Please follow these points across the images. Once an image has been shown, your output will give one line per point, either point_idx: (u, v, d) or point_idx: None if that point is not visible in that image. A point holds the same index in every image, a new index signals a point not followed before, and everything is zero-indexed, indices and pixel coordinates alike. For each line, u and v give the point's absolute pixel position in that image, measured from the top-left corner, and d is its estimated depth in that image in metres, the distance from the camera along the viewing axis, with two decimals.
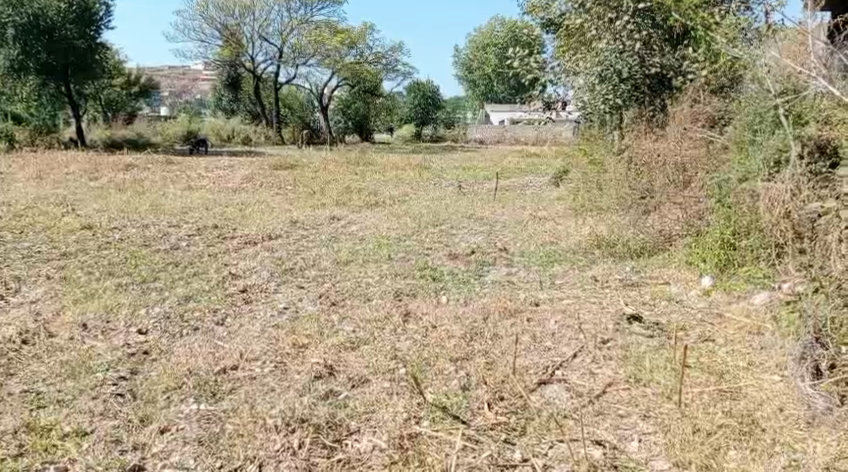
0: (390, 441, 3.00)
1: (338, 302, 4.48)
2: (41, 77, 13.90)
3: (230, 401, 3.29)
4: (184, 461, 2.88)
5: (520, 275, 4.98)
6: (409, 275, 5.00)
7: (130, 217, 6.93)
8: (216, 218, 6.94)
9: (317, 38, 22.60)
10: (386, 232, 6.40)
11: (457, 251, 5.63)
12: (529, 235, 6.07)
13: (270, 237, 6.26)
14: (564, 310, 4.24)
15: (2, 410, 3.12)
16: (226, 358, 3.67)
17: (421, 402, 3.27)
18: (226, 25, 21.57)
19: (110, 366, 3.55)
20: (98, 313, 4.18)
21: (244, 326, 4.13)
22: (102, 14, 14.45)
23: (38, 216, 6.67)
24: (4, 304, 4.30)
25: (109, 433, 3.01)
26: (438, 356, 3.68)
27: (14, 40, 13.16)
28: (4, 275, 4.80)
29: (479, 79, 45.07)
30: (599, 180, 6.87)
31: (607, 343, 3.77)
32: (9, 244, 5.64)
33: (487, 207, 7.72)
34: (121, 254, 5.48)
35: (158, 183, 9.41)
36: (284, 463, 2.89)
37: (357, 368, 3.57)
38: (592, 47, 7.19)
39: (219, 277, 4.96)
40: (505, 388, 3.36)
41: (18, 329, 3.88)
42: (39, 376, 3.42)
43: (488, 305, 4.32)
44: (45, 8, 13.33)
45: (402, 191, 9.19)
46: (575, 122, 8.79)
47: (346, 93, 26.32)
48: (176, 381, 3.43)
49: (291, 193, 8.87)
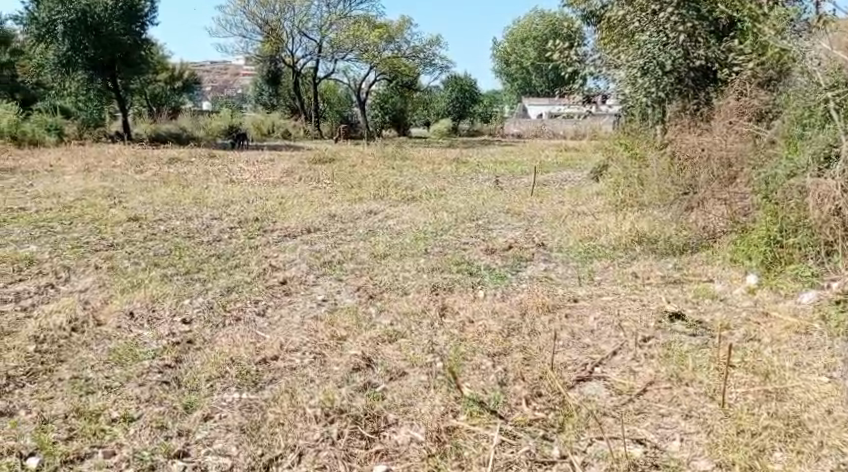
0: (427, 434, 3.02)
1: (376, 295, 4.51)
2: (88, 72, 14.23)
3: (270, 390, 3.34)
4: (227, 448, 2.93)
5: (558, 271, 4.94)
6: (445, 269, 5.00)
7: (174, 209, 7.06)
8: (256, 211, 7.04)
9: (354, 33, 22.51)
10: (423, 226, 6.40)
11: (495, 245, 5.61)
12: (568, 230, 6.01)
13: (309, 230, 6.33)
14: (604, 306, 4.20)
15: (53, 395, 3.22)
16: (267, 348, 3.73)
17: (459, 396, 3.27)
18: (268, 20, 21.80)
19: (156, 354, 3.63)
20: (144, 302, 4.28)
21: (284, 317, 4.19)
22: (147, 11, 14.69)
23: (87, 208, 6.85)
24: (55, 292, 4.43)
25: (154, 419, 3.08)
26: (475, 351, 3.68)
27: (63, 36, 13.59)
28: (54, 264, 4.94)
29: (516, 73, 44.75)
30: (640, 175, 6.81)
31: (648, 342, 3.71)
32: (59, 234, 5.80)
33: (525, 202, 7.66)
34: (166, 246, 5.60)
35: (200, 177, 9.58)
36: (323, 452, 2.93)
37: (395, 361, 3.60)
38: (634, 40, 7.04)
39: (260, 269, 5.03)
40: (543, 384, 3.34)
41: (68, 317, 3.99)
42: (88, 363, 3.51)
43: (526, 300, 4.30)
44: (93, 5, 13.68)
45: (439, 186, 9.19)
46: (616, 116, 8.69)
47: (383, 88, 26.35)
48: (219, 370, 3.50)
49: (329, 187, 8.95)
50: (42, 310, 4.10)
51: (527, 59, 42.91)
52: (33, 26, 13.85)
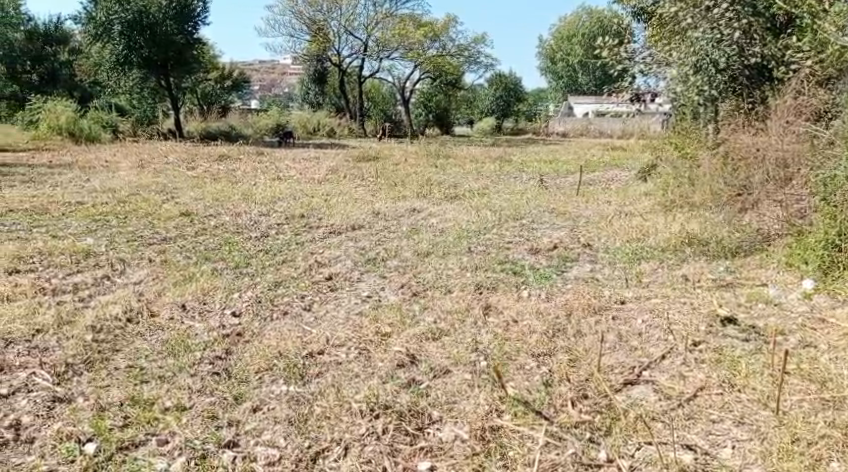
0: (471, 433, 3.01)
1: (420, 293, 4.52)
2: (143, 71, 14.60)
3: (317, 384, 3.38)
4: (275, 439, 2.98)
5: (605, 272, 4.87)
6: (489, 268, 4.98)
7: (224, 205, 7.18)
8: (301, 208, 7.12)
9: (400, 32, 22.71)
10: (467, 225, 6.39)
11: (539, 245, 5.56)
12: (615, 230, 5.92)
13: (354, 227, 6.37)
14: (652, 309, 4.13)
15: (109, 383, 3.31)
16: (313, 342, 3.77)
17: (503, 396, 3.25)
18: (315, 19, 21.99)
19: (207, 346, 3.71)
20: (195, 295, 4.37)
21: (330, 312, 4.23)
22: (200, 11, 14.95)
23: (140, 203, 7.03)
24: (110, 284, 4.55)
25: (206, 409, 3.15)
26: (519, 351, 3.65)
27: (120, 35, 14.00)
28: (110, 257, 5.08)
29: (561, 72, 44.07)
30: (691, 175, 6.70)
31: (698, 346, 3.64)
32: (115, 228, 5.96)
33: (571, 201, 7.58)
34: (216, 240, 5.70)
35: (248, 174, 9.73)
36: (369, 447, 2.95)
37: (439, 359, 3.59)
38: (687, 36, 6.80)
39: (306, 265, 5.09)
40: (589, 386, 3.30)
41: (124, 307, 4.10)
42: (143, 353, 3.60)
43: (571, 301, 4.26)
44: (148, 5, 14.01)
45: (482, 184, 9.16)
46: (665, 114, 8.52)
47: (427, 87, 26.38)
48: (267, 362, 3.55)
49: (372, 185, 8.99)
50: (99, 301, 4.22)
51: (574, 57, 42.43)
52: (92, 26, 14.27)
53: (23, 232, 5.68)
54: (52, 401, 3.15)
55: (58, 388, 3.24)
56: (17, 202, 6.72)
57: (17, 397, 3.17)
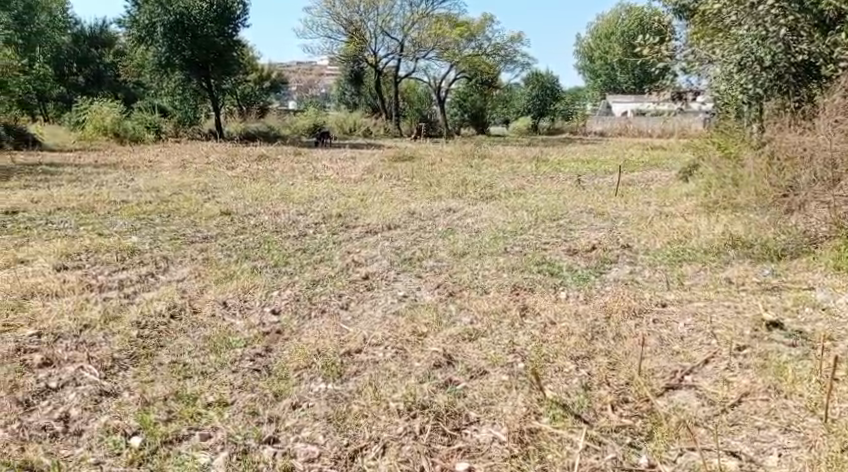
0: (509, 435, 2.99)
1: (456, 293, 4.51)
2: (184, 72, 14.89)
3: (354, 382, 3.40)
4: (314, 436, 3.01)
5: (644, 274, 4.79)
6: (526, 269, 4.94)
7: (263, 204, 7.28)
8: (338, 208, 7.17)
9: (436, 32, 22.69)
10: (503, 225, 6.36)
11: (577, 245, 5.51)
12: (656, 231, 5.83)
13: (390, 227, 6.39)
14: (695, 312, 4.05)
15: (154, 378, 3.37)
16: (350, 341, 3.78)
17: (541, 398, 3.22)
18: (352, 20, 22.10)
19: (248, 343, 3.75)
20: (236, 293, 4.43)
21: (366, 311, 4.24)
22: (239, 13, 15.13)
23: (182, 202, 7.17)
24: (154, 281, 4.64)
25: (247, 405, 3.19)
26: (557, 353, 3.61)
27: (162, 37, 14.27)
28: (153, 254, 5.18)
29: (599, 69, 44.12)
30: (735, 176, 6.67)
31: (742, 350, 3.56)
32: (158, 226, 6.08)
33: (610, 202, 7.49)
34: (256, 239, 5.77)
35: (286, 173, 9.84)
36: (406, 446, 2.95)
37: (476, 359, 3.58)
38: (730, 33, 6.62)
39: (342, 264, 5.11)
40: (629, 390, 3.26)
41: (168, 304, 4.18)
42: (186, 349, 3.66)
43: (610, 304, 4.19)
44: (189, 7, 14.23)
45: (519, 184, 9.11)
46: (707, 112, 8.32)
47: (463, 86, 26.32)
48: (306, 360, 3.57)
49: (408, 184, 9.02)
50: (143, 298, 4.30)
51: (612, 55, 41.98)
52: (135, 29, 14.61)
53: (71, 229, 5.83)
54: (99, 395, 3.22)
55: (105, 382, 3.31)
56: (65, 201, 6.90)
57: (66, 390, 3.25)
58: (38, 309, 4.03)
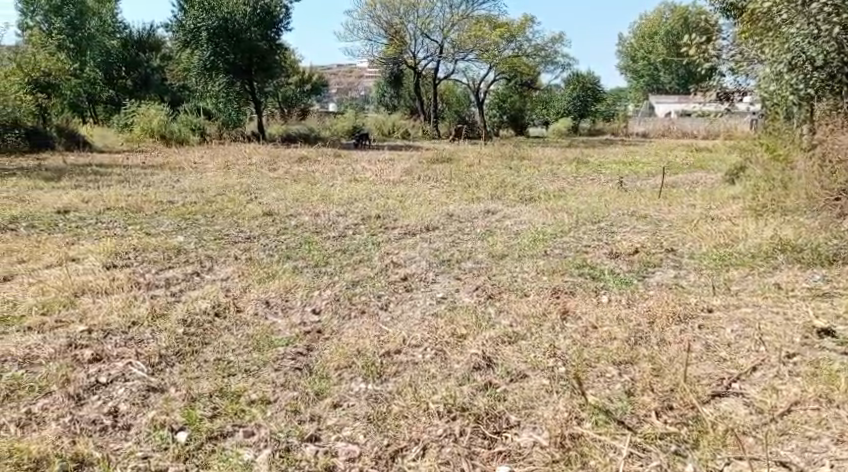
0: (551, 440, 2.97)
1: (495, 296, 4.48)
2: (228, 76, 15.15)
3: (394, 383, 3.41)
4: (354, 436, 3.02)
5: (689, 279, 4.70)
6: (566, 272, 4.89)
7: (303, 205, 7.37)
8: (378, 209, 7.20)
9: (476, 33, 22.67)
10: (542, 227, 6.31)
11: (619, 249, 5.44)
12: (702, 234, 5.72)
13: (428, 228, 6.40)
14: (742, 319, 3.96)
15: (199, 375, 3.43)
16: (390, 342, 3.80)
17: (583, 403, 3.18)
18: (392, 23, 22.11)
19: (289, 341, 3.80)
20: (278, 292, 4.49)
21: (405, 312, 4.25)
22: (282, 17, 15.28)
23: (226, 203, 7.28)
24: (199, 280, 4.72)
25: (289, 403, 3.22)
26: (599, 357, 3.57)
27: (207, 42, 14.57)
28: (198, 254, 5.27)
29: (642, 70, 43.65)
30: (785, 180, 6.55)
31: (792, 358, 3.48)
32: (203, 226, 6.19)
33: (652, 204, 7.37)
34: (297, 240, 5.83)
35: (326, 174, 9.93)
36: (446, 448, 2.95)
37: (516, 363, 3.55)
38: (781, 32, 6.12)
39: (381, 265, 5.14)
40: (674, 397, 3.20)
41: (212, 303, 4.25)
42: (230, 347, 3.72)
43: (654, 308, 4.12)
44: (234, 12, 14.46)
45: (559, 186, 9.05)
46: (755, 113, 8.11)
47: (502, 87, 26.30)
48: (346, 360, 3.60)
49: (446, 186, 9.02)
50: (189, 296, 4.38)
51: (655, 55, 41.40)
52: (181, 33, 14.90)
53: (120, 228, 5.97)
54: (147, 391, 3.28)
55: (152, 378, 3.39)
56: (113, 201, 7.07)
57: (115, 385, 3.33)
58: (89, 306, 4.14)
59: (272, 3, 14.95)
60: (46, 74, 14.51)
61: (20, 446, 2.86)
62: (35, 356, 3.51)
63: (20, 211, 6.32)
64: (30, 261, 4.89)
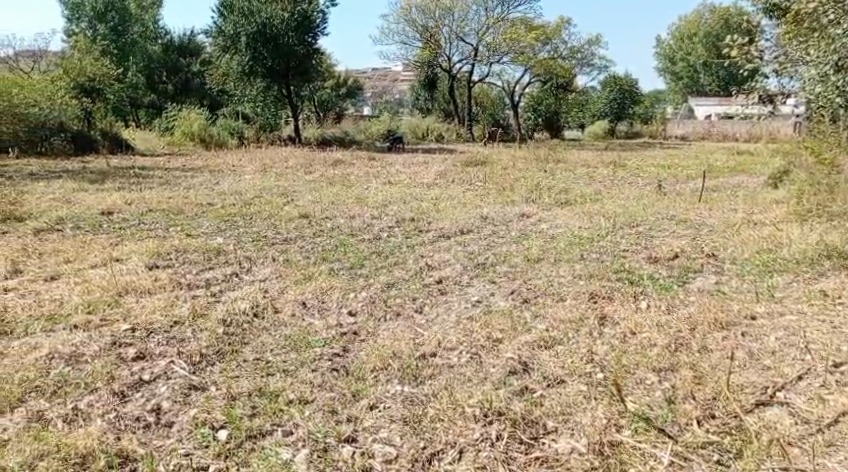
0: (589, 446, 2.94)
1: (531, 300, 4.45)
2: (266, 80, 15.35)
3: (430, 385, 3.41)
4: (391, 439, 3.03)
5: (732, 284, 4.62)
6: (604, 277, 4.84)
7: (339, 208, 7.43)
8: (412, 212, 7.22)
9: (511, 36, 22.50)
10: (580, 231, 6.25)
11: (659, 253, 5.36)
12: (745, 239, 5.62)
13: (463, 231, 6.39)
14: (787, 326, 3.87)
15: (239, 374, 3.48)
16: (425, 344, 3.80)
17: (623, 410, 3.15)
18: (427, 27, 22.16)
19: (326, 342, 3.83)
20: (314, 293, 4.53)
21: (441, 315, 4.25)
22: (319, 22, 15.39)
23: (263, 205, 7.38)
24: (238, 281, 4.79)
25: (327, 404, 3.24)
26: (638, 364, 3.52)
27: (246, 47, 14.76)
28: (238, 255, 5.36)
29: (682, 71, 42.98)
30: (831, 184, 6.37)
31: (840, 368, 3.39)
32: (242, 228, 6.29)
33: (692, 208, 7.26)
34: (333, 242, 5.89)
35: (362, 178, 9.98)
36: (483, 452, 2.94)
37: (553, 368, 3.53)
38: (826, 34, 5.91)
39: (416, 268, 5.14)
40: (717, 405, 3.15)
41: (251, 303, 4.30)
42: (268, 347, 3.76)
43: (696, 315, 4.05)
44: (272, 18, 14.62)
45: (596, 189, 8.95)
46: (799, 115, 7.86)
47: (537, 90, 26.07)
48: (383, 362, 3.61)
49: (480, 189, 9.00)
50: (229, 297, 4.45)
51: (695, 56, 40.71)
52: (221, 39, 15.14)
53: (163, 230, 6.10)
54: (188, 389, 3.34)
55: (194, 377, 3.44)
56: (155, 203, 7.23)
57: (157, 383, 3.39)
58: (132, 305, 4.22)
59: (310, 8, 15.08)
60: (91, 79, 14.98)
61: (68, 441, 2.92)
62: (81, 354, 3.60)
63: (67, 212, 6.50)
64: (76, 261, 5.01)
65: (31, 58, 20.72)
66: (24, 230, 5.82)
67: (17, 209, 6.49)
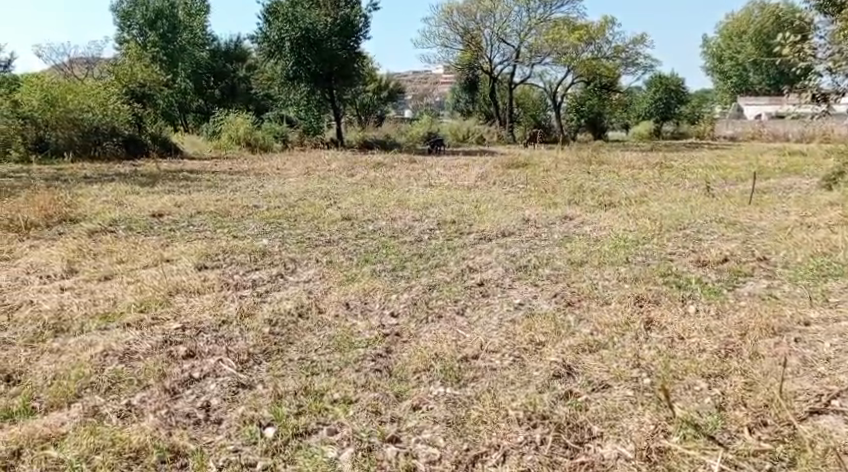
0: (636, 452, 2.91)
1: (575, 303, 4.41)
2: (310, 85, 15.54)
3: (473, 388, 3.40)
4: (435, 439, 3.04)
5: (784, 289, 4.50)
6: (650, 281, 4.76)
7: (381, 210, 7.47)
8: (453, 214, 7.21)
9: (554, 36, 22.25)
10: (624, 234, 6.17)
11: (707, 257, 5.24)
12: (798, 243, 5.47)
13: (504, 233, 6.37)
14: (842, 333, 3.75)
15: (284, 373, 3.53)
16: (468, 347, 3.80)
17: (670, 416, 3.10)
18: (468, 29, 22.22)
19: (368, 344, 3.85)
20: (357, 295, 4.57)
21: (482, 318, 4.24)
22: (361, 25, 15.54)
23: (307, 207, 7.48)
24: (283, 281, 4.86)
25: (370, 403, 3.27)
26: (686, 370, 3.45)
27: (290, 52, 14.95)
28: (282, 256, 5.44)
29: (730, 70, 42.11)
30: None
31: None
32: (286, 230, 6.38)
33: (742, 210, 7.09)
34: (375, 244, 5.92)
35: (403, 180, 10.02)
36: (527, 456, 2.93)
37: (598, 372, 3.48)
38: None
39: (458, 270, 5.14)
40: (768, 413, 3.08)
41: (296, 303, 4.36)
42: (312, 347, 3.81)
43: (746, 320, 3.95)
44: (315, 23, 14.81)
45: (640, 191, 8.82)
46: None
47: (579, 91, 25.63)
48: (425, 363, 3.62)
49: (522, 191, 8.96)
50: (275, 297, 4.52)
51: (744, 55, 39.83)
52: (266, 45, 15.36)
53: (210, 231, 6.24)
54: (237, 387, 3.41)
55: (241, 375, 3.51)
56: (204, 205, 7.39)
57: (207, 381, 3.46)
58: (182, 305, 4.32)
59: (353, 12, 15.24)
60: (142, 84, 15.36)
61: (122, 436, 3.01)
62: (134, 352, 3.70)
63: (119, 214, 6.69)
64: (129, 262, 5.15)
65: (85, 65, 21.38)
66: (80, 231, 6.01)
67: (72, 211, 6.70)
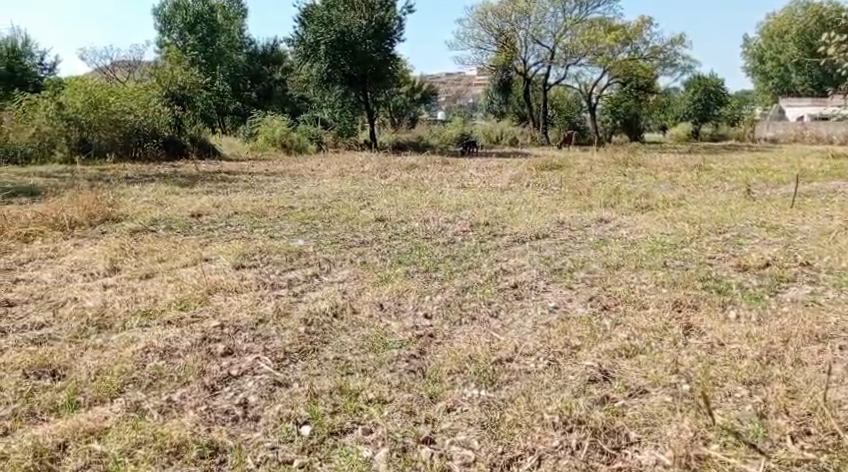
0: (675, 459, 2.85)
1: (611, 307, 4.36)
2: (344, 87, 15.66)
3: (507, 390, 3.39)
4: (469, 441, 3.03)
5: (828, 295, 4.39)
6: (689, 286, 4.68)
7: (414, 212, 7.48)
8: (487, 216, 7.20)
9: (590, 37, 22.05)
10: (662, 237, 6.08)
11: (748, 261, 5.14)
12: (842, 249, 5.33)
13: (538, 236, 6.33)
14: None
15: (319, 372, 3.56)
16: (502, 349, 3.78)
17: (710, 423, 3.04)
18: (503, 30, 22.18)
19: (402, 344, 3.86)
20: (391, 296, 4.58)
21: (517, 321, 4.22)
22: (395, 28, 15.62)
23: (341, 208, 7.52)
24: (318, 282, 4.90)
25: (405, 404, 3.28)
26: (725, 377, 3.39)
27: (325, 55, 15.08)
28: (317, 256, 5.49)
29: (771, 71, 41.27)
30: None
31: None
32: (321, 230, 6.44)
33: (783, 214, 6.94)
34: (408, 245, 5.93)
35: (436, 182, 10.02)
36: (563, 461, 2.90)
37: (635, 377, 3.44)
38: None
39: (491, 272, 5.13)
40: (812, 422, 3.01)
41: (331, 303, 4.40)
42: (347, 346, 3.84)
43: (788, 327, 3.86)
44: (350, 26, 14.96)
45: (678, 194, 8.68)
46: None
47: (615, 92, 25.51)
48: (459, 365, 3.62)
49: (556, 193, 8.89)
50: (310, 297, 4.56)
51: (787, 54, 38.94)
52: (302, 47, 15.48)
53: (247, 231, 6.32)
54: (274, 385, 3.45)
55: (278, 373, 3.55)
56: (240, 205, 7.49)
57: (244, 378, 3.51)
58: (220, 304, 4.39)
59: (387, 15, 15.34)
60: (181, 87, 15.63)
61: (163, 431, 3.06)
62: (174, 348, 3.77)
63: (159, 214, 6.83)
64: (169, 260, 5.24)
65: (127, 68, 21.84)
66: (121, 230, 6.14)
67: (114, 210, 6.84)
